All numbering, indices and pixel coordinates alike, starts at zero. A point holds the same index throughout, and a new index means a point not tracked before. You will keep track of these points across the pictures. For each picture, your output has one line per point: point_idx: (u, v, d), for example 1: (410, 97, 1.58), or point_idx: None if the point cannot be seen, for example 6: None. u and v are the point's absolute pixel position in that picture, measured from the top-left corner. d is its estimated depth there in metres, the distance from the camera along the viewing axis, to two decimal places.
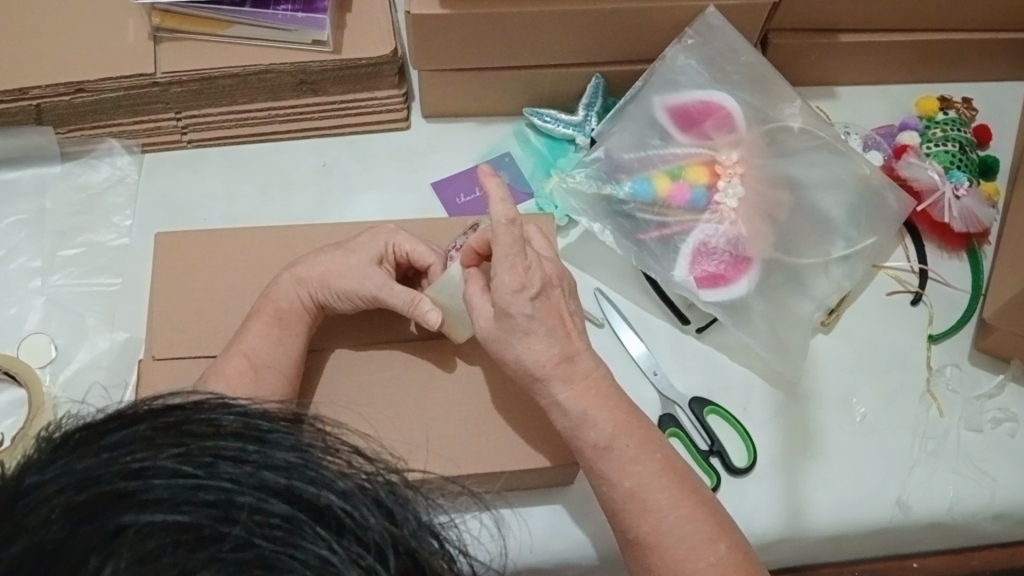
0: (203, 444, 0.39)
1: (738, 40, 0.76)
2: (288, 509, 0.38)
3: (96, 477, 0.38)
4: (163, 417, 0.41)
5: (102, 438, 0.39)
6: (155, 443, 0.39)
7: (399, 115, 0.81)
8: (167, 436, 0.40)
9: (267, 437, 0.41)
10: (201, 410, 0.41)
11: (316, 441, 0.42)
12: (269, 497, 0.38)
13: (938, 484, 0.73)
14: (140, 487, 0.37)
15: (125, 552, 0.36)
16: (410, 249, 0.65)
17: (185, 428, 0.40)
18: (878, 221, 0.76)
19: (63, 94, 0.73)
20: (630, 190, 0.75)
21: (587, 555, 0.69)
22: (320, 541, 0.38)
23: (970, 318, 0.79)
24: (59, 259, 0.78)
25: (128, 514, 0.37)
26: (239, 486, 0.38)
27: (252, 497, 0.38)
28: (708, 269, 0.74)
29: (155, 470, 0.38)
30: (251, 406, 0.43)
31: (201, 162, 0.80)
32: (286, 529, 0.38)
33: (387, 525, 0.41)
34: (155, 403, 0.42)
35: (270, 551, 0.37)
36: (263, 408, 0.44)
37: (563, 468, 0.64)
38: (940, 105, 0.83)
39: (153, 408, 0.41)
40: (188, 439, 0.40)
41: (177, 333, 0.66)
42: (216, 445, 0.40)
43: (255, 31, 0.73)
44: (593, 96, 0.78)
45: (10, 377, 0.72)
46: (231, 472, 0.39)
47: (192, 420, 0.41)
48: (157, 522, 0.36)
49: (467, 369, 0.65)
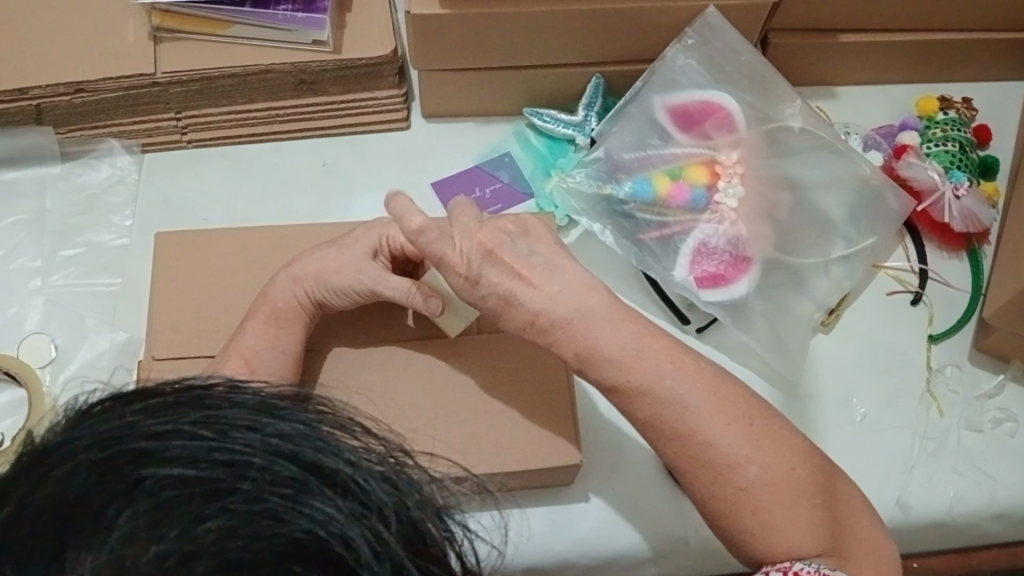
0: (220, 412, 0.39)
1: (738, 39, 0.76)
2: (297, 471, 0.38)
3: (122, 436, 0.38)
4: (187, 391, 0.40)
5: (129, 405, 0.39)
6: (174, 409, 0.39)
7: (399, 115, 0.81)
8: (189, 403, 0.40)
9: (280, 409, 0.40)
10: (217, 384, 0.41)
11: (326, 419, 0.42)
12: (280, 460, 0.38)
13: (939, 484, 0.73)
14: (158, 448, 0.37)
15: (142, 500, 0.36)
16: (400, 242, 0.64)
17: (204, 401, 0.40)
18: (878, 221, 0.77)
19: (63, 94, 0.73)
20: (630, 190, 0.75)
21: (587, 555, 0.69)
22: (326, 498, 0.38)
23: (970, 318, 0.79)
24: (59, 259, 0.78)
25: (147, 467, 0.37)
26: (251, 448, 0.38)
27: (263, 458, 0.38)
28: (708, 269, 0.74)
29: (174, 433, 0.38)
30: (262, 390, 0.42)
31: (201, 162, 0.80)
32: (294, 488, 0.38)
33: (392, 492, 0.40)
34: (182, 381, 0.41)
35: (279, 504, 0.37)
36: (279, 392, 0.43)
37: (567, 468, 0.65)
38: (940, 105, 0.83)
39: (180, 384, 0.41)
40: (205, 407, 0.40)
41: (176, 333, 0.66)
42: (234, 414, 0.39)
43: (254, 31, 0.73)
44: (593, 96, 0.78)
45: (10, 377, 0.72)
46: (245, 438, 0.38)
47: (211, 393, 0.40)
48: (173, 476, 0.37)
49: (467, 368, 0.65)
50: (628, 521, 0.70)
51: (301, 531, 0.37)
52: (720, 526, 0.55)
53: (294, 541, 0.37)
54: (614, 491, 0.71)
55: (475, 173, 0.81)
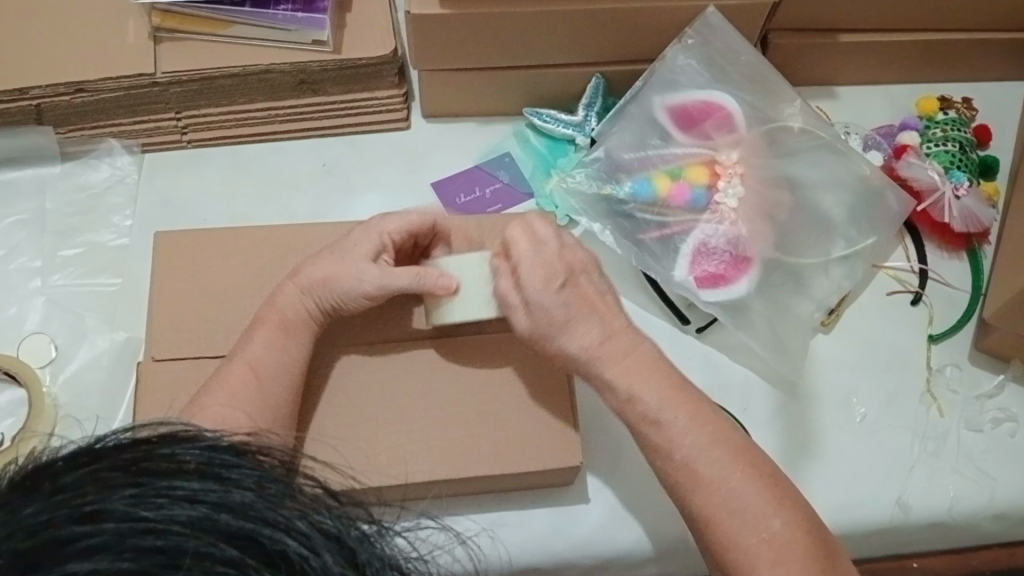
0: (164, 483, 0.38)
1: (738, 39, 0.76)
2: (238, 554, 0.37)
3: (45, 522, 0.36)
4: (126, 454, 0.39)
5: (59, 479, 0.38)
6: (110, 483, 0.37)
7: (399, 115, 0.81)
8: (126, 475, 0.38)
9: (228, 476, 0.39)
10: (162, 445, 0.40)
11: (281, 480, 0.40)
12: (221, 541, 0.37)
13: (938, 484, 0.73)
14: (87, 534, 0.36)
15: None
16: (407, 227, 0.64)
17: (145, 467, 0.38)
18: (878, 221, 0.76)
19: (63, 94, 0.73)
20: (630, 190, 0.76)
21: (587, 555, 0.69)
22: None
23: (970, 318, 0.79)
24: (59, 259, 0.78)
25: (70, 561, 0.35)
26: (191, 529, 0.37)
27: (201, 541, 0.36)
28: (708, 269, 0.74)
29: (107, 514, 0.36)
30: (216, 440, 0.41)
31: (201, 162, 0.80)
32: None
33: (346, 567, 0.39)
34: (124, 440, 0.40)
35: None
36: (231, 441, 0.42)
37: (565, 469, 0.65)
38: (940, 105, 0.83)
39: (121, 446, 0.39)
40: (148, 477, 0.38)
41: (177, 334, 0.66)
42: (176, 485, 0.38)
43: (254, 31, 0.74)
44: (593, 96, 0.78)
45: (10, 377, 0.72)
46: (186, 515, 0.37)
47: (153, 457, 0.39)
48: (101, 569, 0.35)
49: (468, 368, 0.66)
50: (628, 521, 0.70)
51: None
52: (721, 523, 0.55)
53: None
54: (614, 492, 0.71)
55: (475, 173, 0.81)
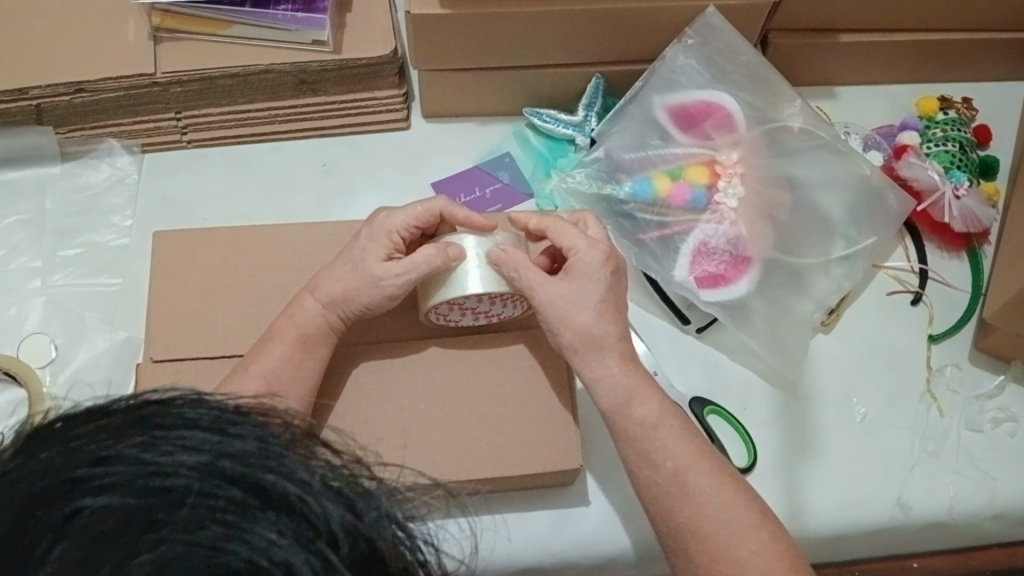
0: (170, 432, 0.40)
1: (738, 39, 0.76)
2: (240, 494, 0.39)
3: (61, 464, 0.38)
4: (137, 410, 0.41)
5: (72, 430, 0.40)
6: (121, 432, 0.40)
7: (399, 115, 0.81)
8: (137, 425, 0.40)
9: (232, 428, 0.41)
10: (169, 403, 0.42)
11: (282, 433, 0.43)
12: (223, 483, 0.39)
13: (939, 485, 0.73)
14: (98, 475, 0.38)
15: (77, 533, 0.37)
16: (414, 221, 0.63)
17: (153, 420, 0.41)
18: (878, 221, 0.76)
19: (63, 94, 0.73)
20: (630, 190, 0.76)
21: (586, 555, 0.69)
22: (269, 525, 0.38)
23: (970, 318, 0.79)
24: (59, 259, 0.78)
25: (81, 498, 0.37)
26: (195, 472, 0.39)
27: (204, 482, 0.39)
28: (708, 269, 0.74)
29: (119, 458, 0.39)
30: (222, 401, 0.43)
31: (201, 162, 0.80)
32: (236, 513, 0.38)
33: (347, 513, 0.40)
34: (136, 397, 0.42)
35: (219, 534, 0.37)
36: (238, 404, 0.44)
37: (564, 471, 0.65)
38: (940, 105, 0.83)
39: (133, 401, 0.42)
40: (156, 428, 0.40)
41: (176, 334, 0.66)
42: (184, 434, 0.40)
43: (254, 31, 0.74)
44: (593, 96, 0.78)
45: (10, 377, 0.72)
46: (190, 461, 0.39)
47: (162, 412, 0.41)
48: (110, 505, 0.37)
49: (468, 369, 0.66)
50: (628, 522, 0.70)
51: (241, 561, 0.37)
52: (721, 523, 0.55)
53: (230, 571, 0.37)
54: (614, 492, 0.70)
55: (475, 173, 0.81)
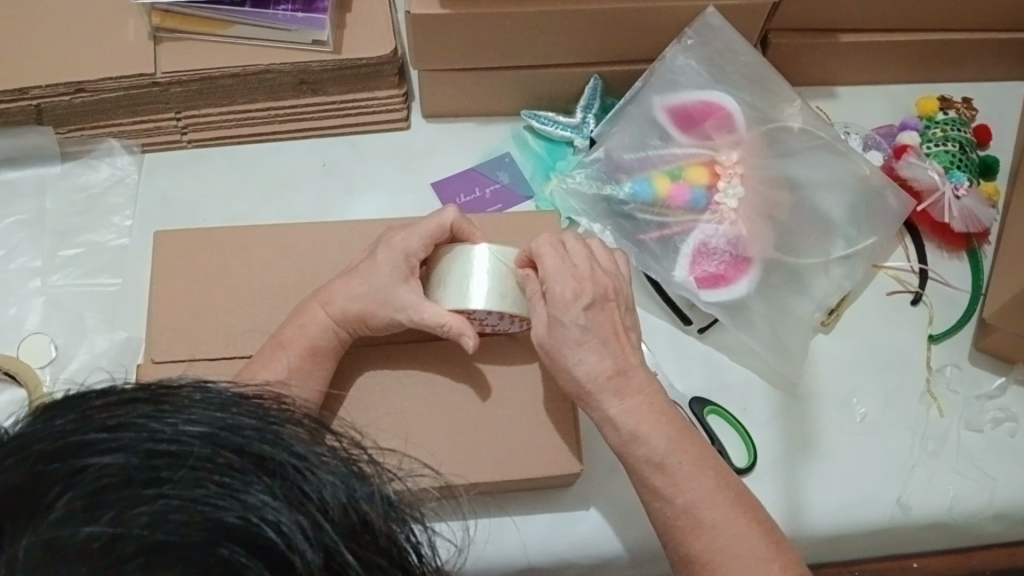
0: (175, 405, 0.40)
1: (737, 39, 0.76)
2: (237, 458, 0.39)
3: (72, 429, 0.39)
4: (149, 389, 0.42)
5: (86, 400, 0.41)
6: (132, 403, 0.40)
7: (399, 114, 0.81)
8: (146, 399, 0.41)
9: (234, 405, 0.42)
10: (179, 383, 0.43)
11: (282, 415, 0.43)
12: (221, 450, 0.39)
13: (939, 484, 0.73)
14: (107, 438, 0.38)
15: (82, 485, 0.37)
16: (430, 238, 0.63)
17: (162, 395, 0.41)
18: (878, 220, 0.77)
19: (63, 94, 0.73)
20: (630, 190, 0.76)
21: (587, 555, 0.69)
22: (263, 487, 0.38)
23: (970, 318, 0.79)
24: (59, 259, 0.78)
25: (87, 457, 0.38)
26: (196, 439, 0.39)
27: (204, 448, 0.39)
28: (708, 269, 0.74)
29: (128, 424, 0.39)
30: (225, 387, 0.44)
31: (201, 162, 0.80)
32: (232, 475, 0.38)
33: (341, 488, 0.40)
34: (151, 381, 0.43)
35: (215, 491, 0.37)
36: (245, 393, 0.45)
37: (565, 475, 0.65)
38: (940, 105, 0.83)
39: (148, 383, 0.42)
40: (163, 401, 0.41)
41: (177, 334, 0.66)
42: (190, 408, 0.41)
43: (254, 31, 0.74)
44: (592, 96, 0.78)
45: (10, 377, 0.72)
46: (193, 430, 0.39)
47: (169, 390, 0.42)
48: (114, 464, 0.37)
49: (468, 372, 0.65)
50: (629, 522, 0.70)
51: (235, 517, 0.37)
52: (722, 525, 0.56)
53: (223, 526, 0.37)
54: (613, 493, 0.70)
55: (475, 174, 0.81)
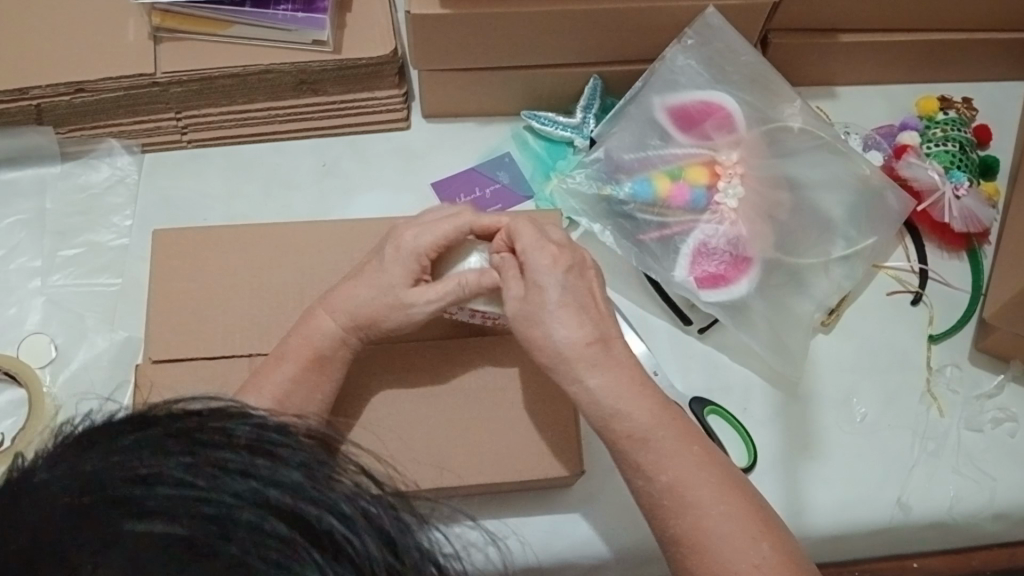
0: (217, 457, 0.41)
1: (737, 40, 0.76)
2: (286, 529, 0.40)
3: (105, 481, 0.39)
4: (181, 431, 0.42)
5: (117, 443, 0.41)
6: (166, 451, 0.41)
7: (399, 115, 0.81)
8: (182, 447, 0.42)
9: (277, 456, 0.43)
10: (213, 421, 0.43)
11: (324, 463, 0.44)
12: (270, 515, 0.40)
13: (939, 484, 0.73)
14: (142, 494, 0.39)
15: (125, 551, 0.38)
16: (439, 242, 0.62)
17: (198, 439, 0.42)
18: (878, 221, 0.76)
19: (63, 94, 0.73)
20: (630, 190, 0.76)
21: (587, 555, 0.69)
22: (312, 561, 0.40)
23: (970, 318, 0.79)
24: (59, 259, 0.78)
25: (128, 521, 0.38)
26: (243, 503, 0.40)
27: (252, 514, 0.40)
28: (708, 269, 0.74)
29: (162, 478, 0.40)
30: (262, 422, 0.45)
31: (201, 162, 0.80)
32: (281, 548, 0.40)
33: (383, 551, 0.43)
34: (178, 413, 0.44)
35: (265, 566, 0.39)
36: (281, 425, 0.46)
37: (565, 474, 0.65)
38: (940, 105, 0.83)
39: (177, 421, 0.43)
40: (202, 450, 0.42)
41: (177, 334, 0.66)
42: (231, 459, 0.42)
43: (254, 31, 0.74)
44: (592, 97, 0.78)
45: (10, 377, 0.72)
46: (238, 489, 0.41)
47: (206, 433, 0.43)
48: (155, 531, 0.38)
49: (468, 371, 0.65)
50: (630, 522, 0.70)
51: None
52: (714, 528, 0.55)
53: None
54: (612, 493, 0.70)
55: (476, 174, 0.81)
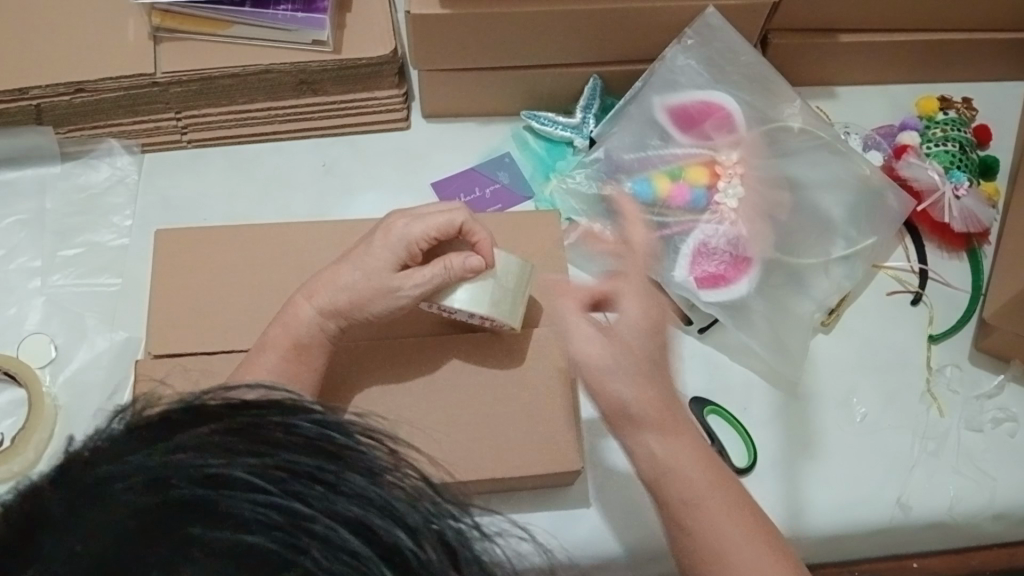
0: (287, 457, 0.41)
1: (737, 40, 0.76)
2: (356, 541, 0.40)
3: (169, 478, 0.39)
4: (242, 428, 0.42)
5: (175, 438, 0.41)
6: (231, 449, 0.40)
7: (399, 114, 0.81)
8: (247, 445, 0.41)
9: (343, 457, 0.42)
10: (277, 413, 0.43)
11: (387, 467, 0.44)
12: (340, 526, 0.40)
13: (939, 484, 0.73)
14: (211, 496, 0.39)
15: (194, 559, 0.37)
16: (433, 232, 0.62)
17: (262, 434, 0.42)
18: (879, 221, 0.77)
19: (63, 94, 0.73)
20: (630, 190, 0.76)
21: (587, 555, 0.69)
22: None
23: (970, 318, 0.79)
24: (59, 259, 0.78)
25: (197, 525, 0.38)
26: (313, 510, 0.40)
27: (322, 524, 0.39)
28: (708, 269, 0.74)
29: (230, 480, 0.39)
30: (325, 415, 0.44)
31: (201, 162, 0.80)
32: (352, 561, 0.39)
33: (448, 563, 0.42)
34: (235, 403, 0.43)
35: None
36: (342, 420, 0.45)
37: (565, 474, 0.65)
38: (940, 105, 0.83)
39: (237, 414, 0.42)
40: (269, 450, 0.41)
41: (176, 334, 0.66)
42: (298, 459, 0.41)
43: (254, 31, 0.74)
44: (592, 97, 0.78)
45: (10, 377, 0.72)
46: (308, 493, 0.40)
47: (270, 427, 0.42)
48: (225, 538, 0.38)
49: (468, 370, 0.66)
50: (630, 521, 0.70)
51: None
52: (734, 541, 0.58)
53: None
54: (612, 493, 0.71)
55: (476, 173, 0.81)
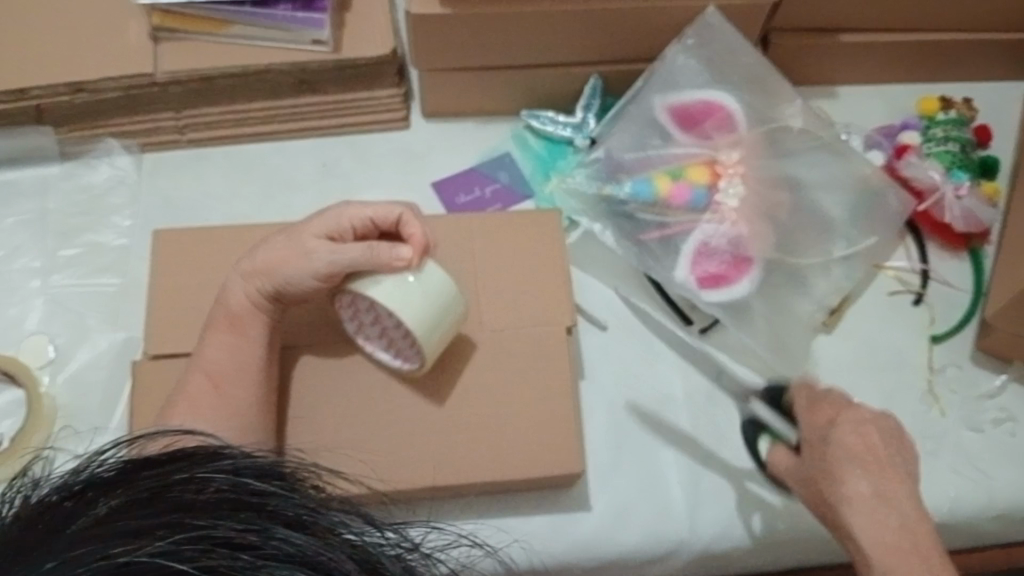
0: (209, 519, 0.40)
1: (737, 39, 0.76)
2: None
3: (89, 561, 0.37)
4: (149, 496, 0.41)
5: (82, 516, 0.39)
6: (149, 524, 0.39)
7: (399, 115, 0.80)
8: (162, 514, 0.40)
9: (270, 506, 0.42)
10: (185, 476, 0.42)
11: (321, 508, 0.44)
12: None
13: (939, 484, 0.73)
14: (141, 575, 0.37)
15: None
16: (372, 216, 0.63)
17: (172, 496, 0.41)
18: (879, 221, 0.77)
19: (63, 94, 0.73)
20: (630, 190, 0.75)
21: (588, 556, 0.69)
22: None
23: (971, 318, 0.79)
24: (61, 259, 0.77)
25: None
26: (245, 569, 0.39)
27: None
28: (709, 269, 0.74)
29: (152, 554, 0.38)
30: (240, 463, 0.45)
31: (201, 162, 0.79)
32: None
33: None
34: (132, 470, 0.42)
35: None
36: (264, 465, 0.45)
37: (566, 475, 0.65)
38: (941, 105, 0.82)
39: (139, 486, 0.41)
40: (189, 513, 0.40)
41: (177, 335, 0.66)
42: (221, 519, 0.40)
43: (255, 31, 0.73)
44: (592, 96, 0.78)
45: (11, 378, 0.72)
46: (238, 552, 0.39)
47: (180, 487, 0.42)
48: None
49: (469, 371, 0.65)
50: (631, 521, 0.70)
51: None
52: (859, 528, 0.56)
53: None
54: (613, 493, 0.70)
55: (476, 173, 0.81)
